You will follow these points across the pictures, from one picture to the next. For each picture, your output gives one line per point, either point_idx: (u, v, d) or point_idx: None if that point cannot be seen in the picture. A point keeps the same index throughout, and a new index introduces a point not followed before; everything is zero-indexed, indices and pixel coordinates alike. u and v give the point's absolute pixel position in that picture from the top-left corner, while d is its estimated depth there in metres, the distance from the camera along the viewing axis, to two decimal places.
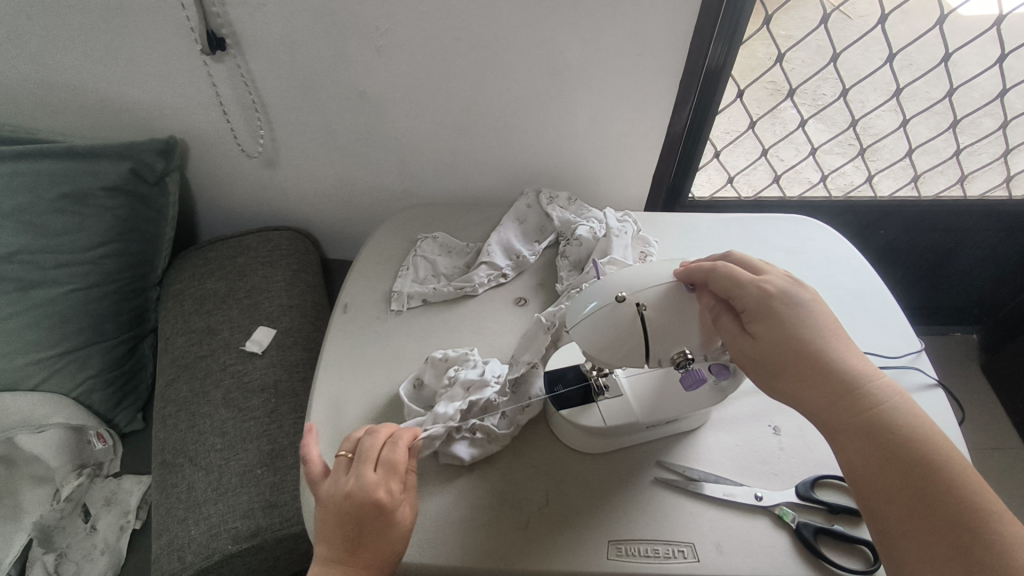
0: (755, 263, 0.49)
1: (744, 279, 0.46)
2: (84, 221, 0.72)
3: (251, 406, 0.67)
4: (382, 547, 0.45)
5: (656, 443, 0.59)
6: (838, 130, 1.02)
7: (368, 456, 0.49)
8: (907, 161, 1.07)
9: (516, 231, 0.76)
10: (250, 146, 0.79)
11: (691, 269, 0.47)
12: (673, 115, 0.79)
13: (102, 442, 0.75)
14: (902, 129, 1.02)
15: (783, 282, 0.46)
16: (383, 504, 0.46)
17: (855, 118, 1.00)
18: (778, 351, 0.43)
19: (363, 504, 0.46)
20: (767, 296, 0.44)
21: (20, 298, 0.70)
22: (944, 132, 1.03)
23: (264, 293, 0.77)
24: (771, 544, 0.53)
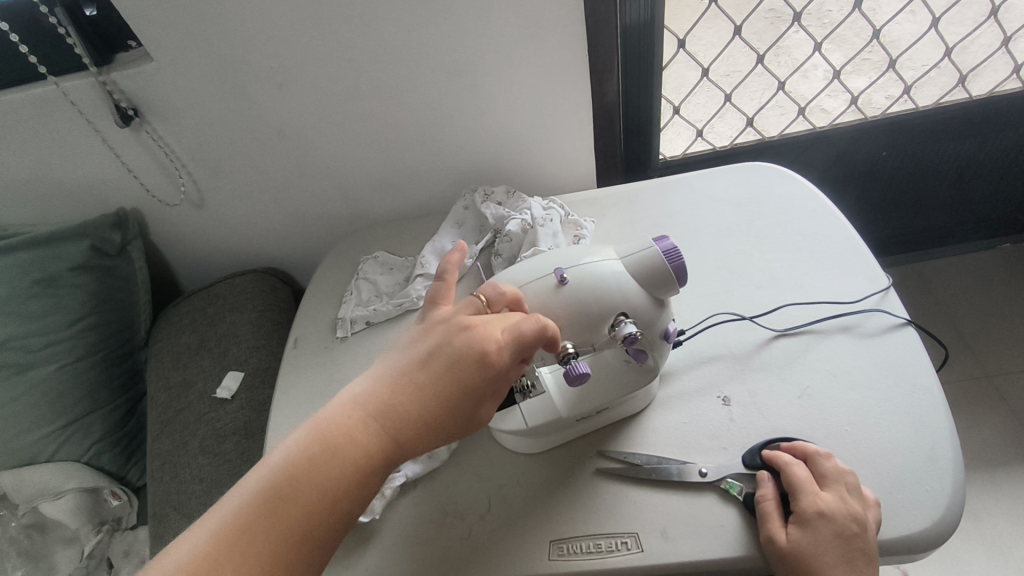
0: (828, 467, 0.48)
1: (800, 492, 0.47)
2: (59, 301, 0.78)
3: (224, 449, 0.70)
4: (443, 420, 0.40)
5: (598, 435, 0.57)
6: (801, 60, 0.94)
7: (504, 320, 0.42)
8: (890, 74, 0.98)
9: (454, 236, 0.76)
10: (172, 198, 0.82)
11: (769, 453, 0.51)
12: (601, 85, 0.75)
13: (117, 498, 0.81)
14: (876, 41, 0.93)
15: (823, 519, 0.46)
16: (484, 387, 0.40)
17: (817, 42, 0.92)
18: (802, 516, 0.46)
19: (464, 363, 0.40)
20: (808, 486, 0.48)
21: (19, 380, 0.76)
22: (925, 35, 0.93)
23: (232, 338, 0.80)
24: (720, 523, 0.50)
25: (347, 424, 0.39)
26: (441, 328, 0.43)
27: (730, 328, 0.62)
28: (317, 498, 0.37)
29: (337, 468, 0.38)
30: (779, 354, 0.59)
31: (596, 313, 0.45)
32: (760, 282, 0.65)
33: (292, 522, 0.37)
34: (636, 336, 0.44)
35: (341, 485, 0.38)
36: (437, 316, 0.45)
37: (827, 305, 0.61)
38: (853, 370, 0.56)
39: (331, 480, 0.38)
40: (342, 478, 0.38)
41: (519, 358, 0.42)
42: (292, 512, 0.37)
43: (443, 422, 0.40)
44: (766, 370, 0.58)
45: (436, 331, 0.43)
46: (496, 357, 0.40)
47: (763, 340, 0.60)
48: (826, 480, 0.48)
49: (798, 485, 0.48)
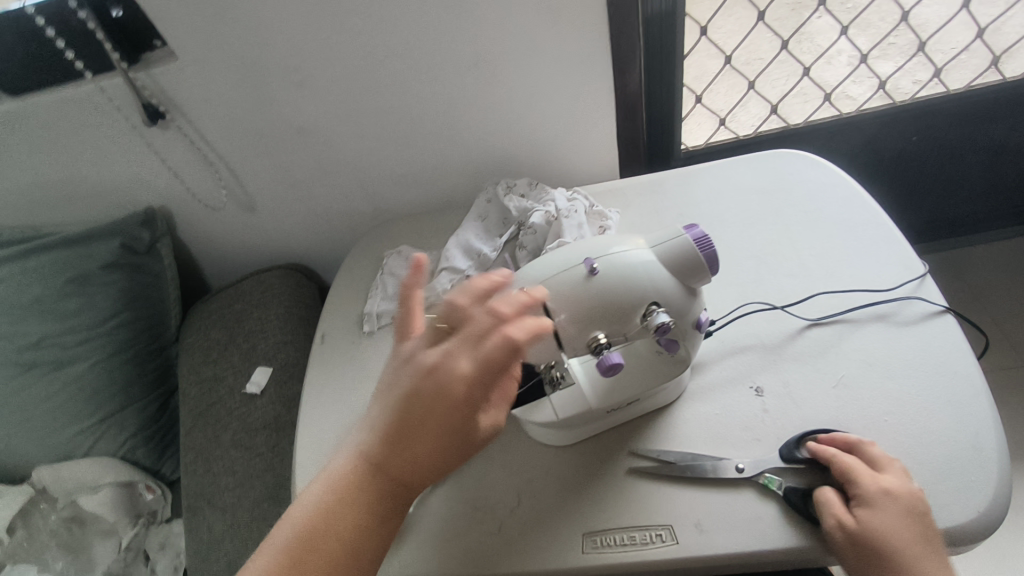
0: (876, 454, 0.48)
1: (858, 476, 0.46)
2: (92, 299, 0.80)
3: (255, 443, 0.71)
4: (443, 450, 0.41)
5: (630, 427, 0.57)
6: (828, 43, 0.92)
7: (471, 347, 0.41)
8: (921, 57, 0.95)
9: (478, 228, 0.75)
10: (205, 198, 0.83)
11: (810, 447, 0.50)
12: (623, 77, 0.74)
13: (152, 492, 0.83)
14: (906, 22, 0.91)
15: (888, 497, 0.45)
16: (461, 423, 0.41)
17: (844, 25, 0.90)
18: (868, 500, 0.45)
19: (438, 404, 0.40)
20: (862, 469, 0.46)
21: (56, 377, 0.79)
22: (956, 15, 0.90)
23: (260, 334, 0.81)
24: (756, 516, 0.49)
25: (353, 477, 0.41)
26: (410, 367, 0.42)
27: (762, 317, 0.61)
28: (336, 550, 0.40)
29: (351, 519, 0.41)
30: (813, 344, 0.58)
31: (628, 304, 0.44)
32: (791, 270, 0.63)
33: (321, 573, 0.39)
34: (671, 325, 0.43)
35: (358, 535, 0.41)
36: (405, 350, 0.44)
37: (861, 293, 0.59)
38: (889, 359, 0.55)
39: (345, 532, 0.40)
40: (356, 529, 0.41)
41: (491, 385, 0.41)
42: (318, 563, 0.39)
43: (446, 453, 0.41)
44: (799, 360, 0.57)
45: (406, 372, 0.42)
46: (467, 395, 0.40)
47: (796, 330, 0.59)
48: (877, 459, 0.47)
49: (853, 470, 0.46)
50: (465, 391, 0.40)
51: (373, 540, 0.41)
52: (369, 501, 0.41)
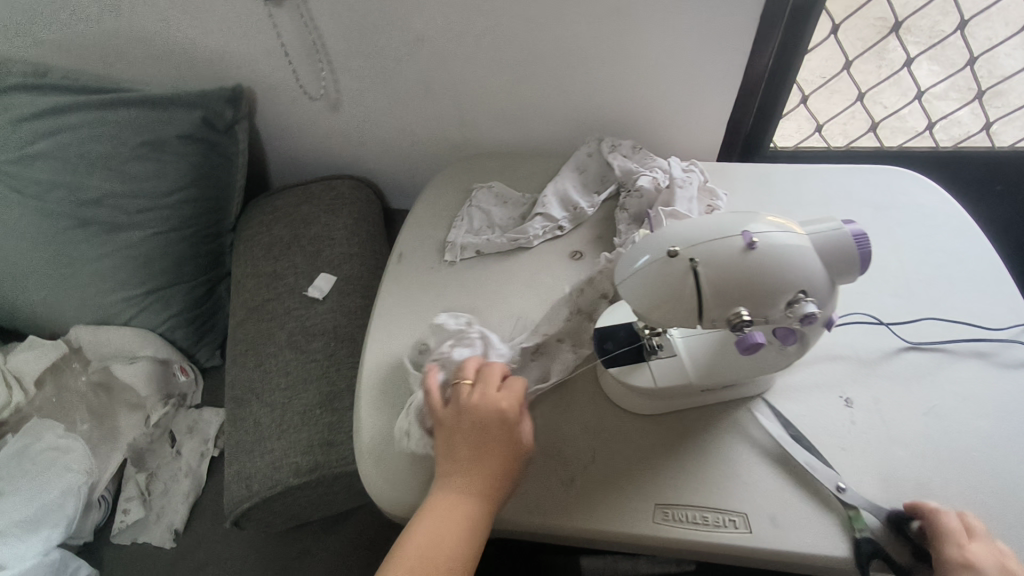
0: (954, 521, 0.46)
1: (946, 542, 0.45)
2: (161, 167, 0.76)
3: (312, 348, 0.70)
4: (498, 458, 0.48)
5: (711, 411, 0.56)
6: (952, 71, 0.90)
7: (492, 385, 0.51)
8: None
9: (575, 181, 0.73)
10: (310, 88, 0.79)
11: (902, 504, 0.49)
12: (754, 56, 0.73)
13: (185, 375, 0.81)
14: None
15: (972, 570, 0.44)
16: (505, 437, 0.48)
17: (975, 56, 0.89)
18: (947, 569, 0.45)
19: (484, 423, 0.49)
20: (952, 536, 0.46)
21: (110, 239, 0.76)
22: None
23: (326, 240, 0.79)
24: (834, 522, 0.49)
25: (442, 503, 0.47)
26: (449, 409, 0.50)
27: (860, 330, 0.60)
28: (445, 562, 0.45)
29: (449, 528, 0.46)
30: (908, 367, 0.57)
31: (780, 286, 0.43)
32: (894, 290, 0.63)
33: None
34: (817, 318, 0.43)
35: (460, 545, 0.45)
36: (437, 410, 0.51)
37: (964, 327, 0.59)
38: (984, 397, 0.55)
39: (450, 544, 0.45)
40: (457, 540, 0.45)
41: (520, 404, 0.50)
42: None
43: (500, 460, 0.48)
44: (892, 380, 0.57)
45: (448, 414, 0.50)
46: (500, 414, 0.49)
47: (893, 349, 0.58)
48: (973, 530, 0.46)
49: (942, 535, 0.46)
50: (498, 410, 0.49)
51: (474, 546, 0.46)
52: (460, 511, 0.46)
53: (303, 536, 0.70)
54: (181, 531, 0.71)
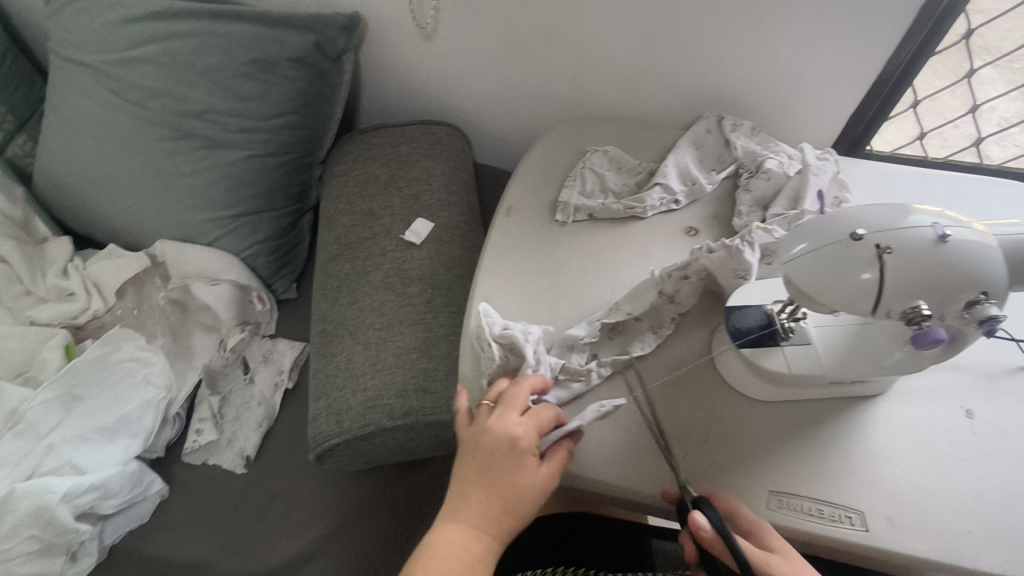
0: None
1: None
2: (267, 88, 0.73)
3: (408, 292, 0.68)
4: (504, 490, 0.46)
5: (829, 404, 0.55)
6: None
7: (514, 408, 0.48)
8: None
9: (693, 156, 0.71)
10: (422, 18, 0.75)
11: None
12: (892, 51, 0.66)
13: (262, 304, 0.79)
14: None
15: None
16: (515, 467, 0.46)
17: None
18: None
19: (497, 452, 0.47)
20: None
21: (207, 156, 0.75)
22: None
23: (424, 185, 0.77)
24: (954, 530, 0.48)
25: (447, 533, 0.46)
26: (469, 431, 0.50)
27: (982, 342, 0.59)
28: None
29: (448, 558, 0.45)
30: None
31: (967, 284, 0.41)
32: (1017, 307, 0.61)
33: None
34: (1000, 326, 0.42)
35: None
36: (463, 429, 0.51)
37: None
38: None
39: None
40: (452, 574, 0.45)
41: (540, 432, 0.48)
42: None
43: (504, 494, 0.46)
44: (1015, 396, 0.55)
45: (466, 434, 0.50)
46: (516, 441, 0.47)
47: (1016, 366, 0.57)
48: None
49: None
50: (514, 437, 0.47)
51: None
52: (461, 541, 0.46)
53: (375, 479, 0.69)
54: (252, 458, 0.70)
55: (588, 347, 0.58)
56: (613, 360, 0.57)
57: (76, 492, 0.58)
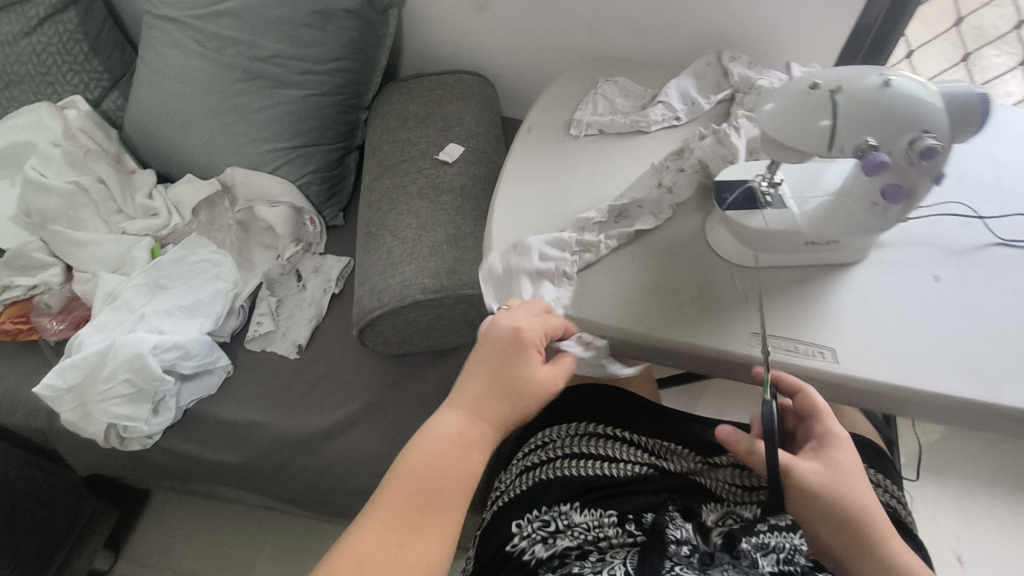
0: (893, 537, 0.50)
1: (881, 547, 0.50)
2: (325, 35, 0.85)
3: (441, 200, 0.78)
4: (505, 383, 0.46)
5: (809, 269, 0.62)
6: None
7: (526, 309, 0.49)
8: None
9: (693, 83, 0.80)
10: None
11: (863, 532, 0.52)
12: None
13: (313, 226, 0.90)
14: None
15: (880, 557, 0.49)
16: (520, 362, 0.46)
17: None
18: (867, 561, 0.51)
19: (505, 346, 0.47)
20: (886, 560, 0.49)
21: (272, 95, 0.87)
22: None
23: (456, 119, 0.87)
24: (916, 364, 0.55)
25: (449, 420, 0.46)
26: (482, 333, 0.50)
27: (954, 225, 0.65)
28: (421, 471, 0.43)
29: (445, 443, 0.44)
30: (996, 258, 0.62)
31: (909, 122, 0.49)
32: (988, 198, 0.67)
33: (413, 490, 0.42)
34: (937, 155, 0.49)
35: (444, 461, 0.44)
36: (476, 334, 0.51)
37: None
38: None
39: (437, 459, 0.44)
40: (443, 458, 0.44)
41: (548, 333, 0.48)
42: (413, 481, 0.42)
43: (499, 392, 0.46)
44: (981, 266, 0.62)
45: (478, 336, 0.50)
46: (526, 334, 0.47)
47: (982, 243, 0.63)
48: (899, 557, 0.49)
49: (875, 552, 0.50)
50: (525, 333, 0.47)
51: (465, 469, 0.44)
52: (459, 431, 0.45)
53: (407, 363, 0.78)
54: (304, 345, 0.80)
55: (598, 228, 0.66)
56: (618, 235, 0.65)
57: (163, 347, 0.70)
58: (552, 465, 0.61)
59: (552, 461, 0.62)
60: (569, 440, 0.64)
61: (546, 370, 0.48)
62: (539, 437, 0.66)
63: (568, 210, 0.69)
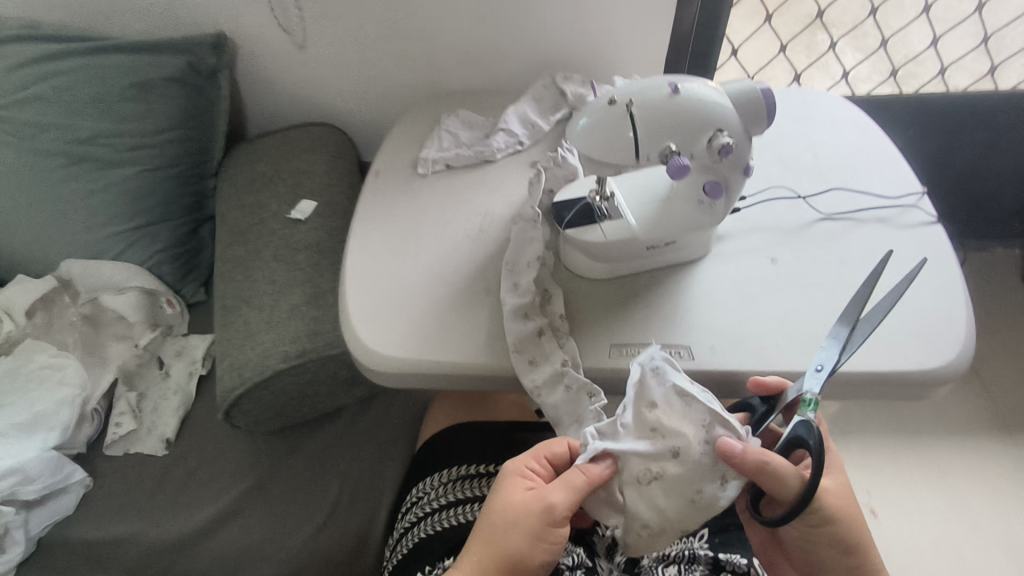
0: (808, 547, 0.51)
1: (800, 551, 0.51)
2: (150, 106, 0.82)
3: (297, 259, 0.75)
4: (486, 525, 0.48)
5: (659, 271, 0.64)
6: (871, 48, 1.02)
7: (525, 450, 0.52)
8: (940, 79, 1.07)
9: (533, 106, 0.82)
10: (289, 24, 0.84)
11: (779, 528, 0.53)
12: (681, 8, 0.81)
13: (172, 307, 0.86)
14: (934, 48, 1.03)
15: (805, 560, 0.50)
16: (497, 500, 0.48)
17: (885, 38, 1.01)
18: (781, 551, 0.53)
19: (496, 489, 0.50)
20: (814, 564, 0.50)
21: (100, 176, 0.82)
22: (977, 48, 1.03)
23: (306, 173, 0.85)
24: (763, 347, 0.57)
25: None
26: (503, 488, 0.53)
27: (783, 207, 0.69)
28: None
29: None
30: (822, 232, 0.66)
31: (700, 125, 0.51)
32: (810, 176, 0.72)
33: None
34: (730, 152, 0.52)
35: None
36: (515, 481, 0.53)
37: (863, 196, 0.69)
38: (885, 249, 0.64)
39: None
40: None
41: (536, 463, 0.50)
42: None
43: (480, 535, 0.48)
44: (810, 242, 0.65)
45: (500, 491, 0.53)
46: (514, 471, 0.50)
47: (810, 220, 0.67)
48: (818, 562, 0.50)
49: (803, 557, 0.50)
50: (508, 472, 0.50)
51: None
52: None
53: (288, 437, 0.74)
54: (172, 441, 0.75)
55: (454, 265, 0.65)
56: (471, 270, 0.64)
57: None
58: (428, 521, 0.61)
59: (427, 516, 0.61)
60: (440, 489, 0.63)
61: (539, 492, 0.47)
62: (416, 491, 0.65)
63: (420, 249, 0.67)
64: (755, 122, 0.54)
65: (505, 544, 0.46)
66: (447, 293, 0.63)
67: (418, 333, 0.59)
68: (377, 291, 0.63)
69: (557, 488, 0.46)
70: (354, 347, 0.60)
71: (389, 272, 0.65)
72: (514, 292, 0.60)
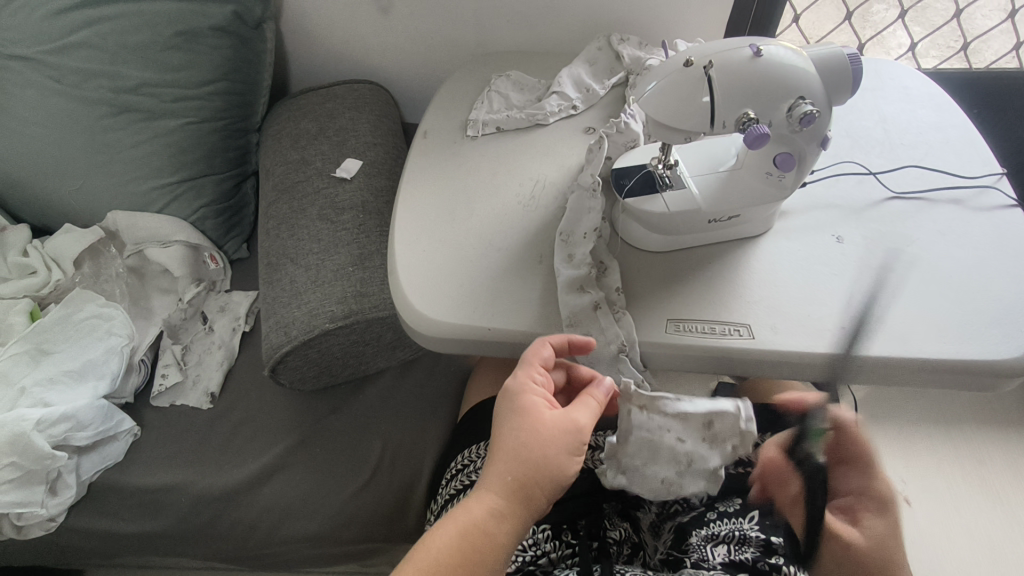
0: None
1: None
2: (196, 58, 0.79)
3: (343, 219, 0.74)
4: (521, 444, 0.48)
5: (718, 245, 0.61)
6: (942, 19, 0.95)
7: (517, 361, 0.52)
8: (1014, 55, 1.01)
9: (586, 69, 0.78)
10: None
11: None
12: None
13: (215, 263, 0.86)
14: (1010, 21, 0.96)
15: None
16: (528, 421, 0.49)
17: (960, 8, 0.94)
18: None
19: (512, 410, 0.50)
20: None
21: (145, 128, 0.81)
22: None
23: (351, 131, 0.83)
24: (828, 328, 0.55)
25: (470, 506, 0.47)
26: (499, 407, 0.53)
27: (849, 183, 0.66)
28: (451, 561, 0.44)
29: (472, 527, 0.46)
30: (891, 211, 0.63)
31: (783, 90, 0.48)
32: (879, 152, 0.68)
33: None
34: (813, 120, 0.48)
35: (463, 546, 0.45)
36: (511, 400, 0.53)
37: (937, 174, 0.65)
38: (960, 232, 0.61)
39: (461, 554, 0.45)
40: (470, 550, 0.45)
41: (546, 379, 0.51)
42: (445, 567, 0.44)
43: (512, 456, 0.47)
44: (879, 221, 0.62)
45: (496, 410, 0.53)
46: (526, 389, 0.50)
47: (879, 198, 0.64)
48: None
49: None
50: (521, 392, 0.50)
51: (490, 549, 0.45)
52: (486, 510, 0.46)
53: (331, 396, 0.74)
54: (216, 394, 0.75)
55: (503, 231, 0.63)
56: (522, 236, 0.63)
57: (49, 420, 0.64)
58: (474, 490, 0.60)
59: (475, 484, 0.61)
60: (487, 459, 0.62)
61: (566, 414, 0.50)
62: (462, 459, 0.65)
63: (469, 213, 0.65)
64: (837, 88, 0.51)
65: (542, 462, 0.47)
66: (497, 259, 0.61)
67: (467, 298, 0.58)
68: (426, 254, 0.62)
69: (581, 412, 0.50)
70: (404, 309, 0.59)
71: (438, 235, 0.63)
72: (569, 263, 0.59)
